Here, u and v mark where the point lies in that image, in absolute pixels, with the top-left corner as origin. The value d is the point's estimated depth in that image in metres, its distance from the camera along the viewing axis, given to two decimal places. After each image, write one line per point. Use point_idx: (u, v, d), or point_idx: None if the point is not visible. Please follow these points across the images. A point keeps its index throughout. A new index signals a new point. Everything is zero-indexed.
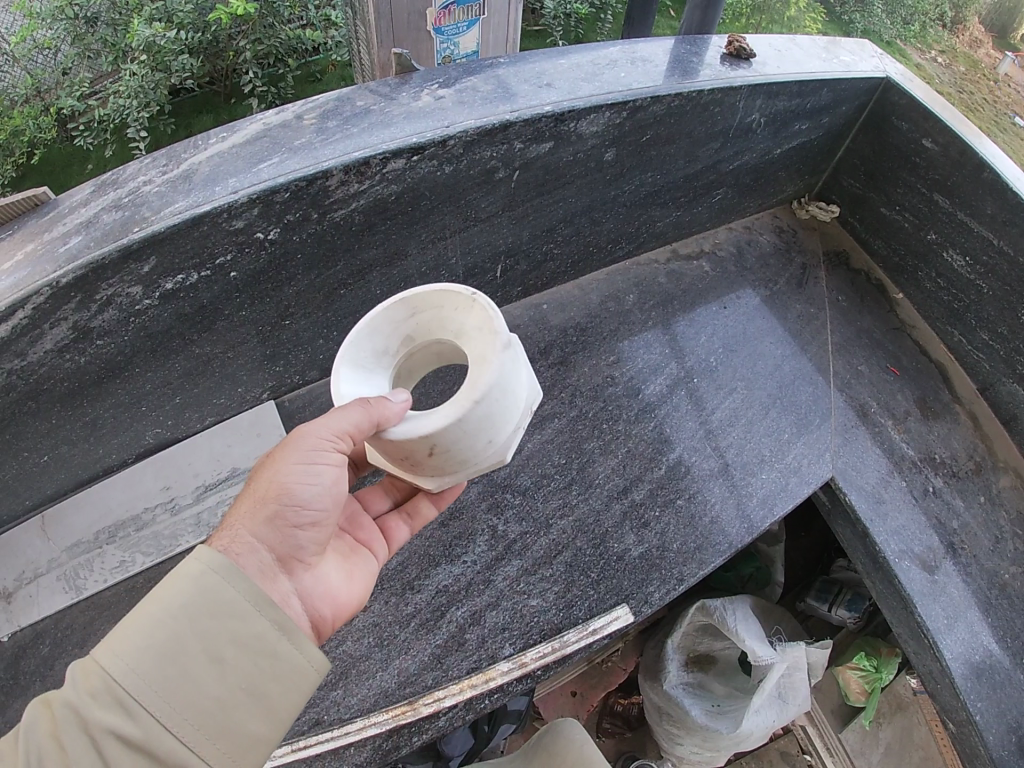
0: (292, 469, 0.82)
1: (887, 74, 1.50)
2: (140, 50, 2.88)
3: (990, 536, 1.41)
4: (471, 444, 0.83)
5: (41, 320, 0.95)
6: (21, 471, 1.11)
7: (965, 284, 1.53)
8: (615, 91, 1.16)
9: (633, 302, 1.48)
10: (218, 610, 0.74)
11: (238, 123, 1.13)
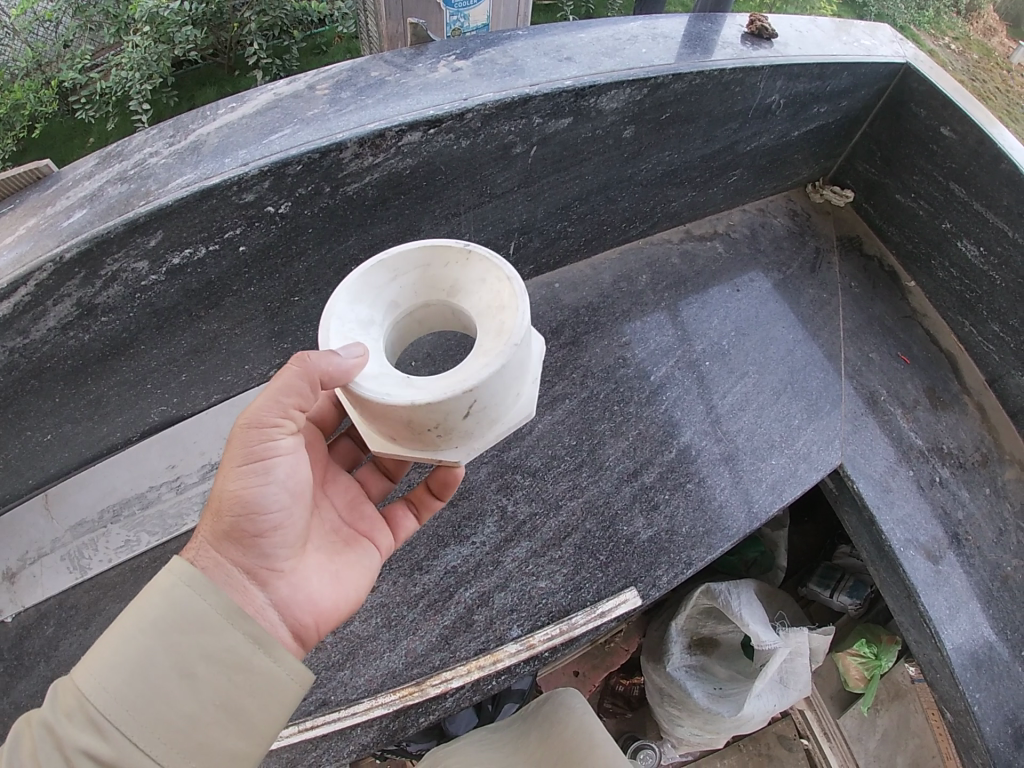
0: (244, 478, 0.79)
1: (907, 59, 1.48)
2: (144, 21, 2.84)
3: (995, 528, 1.41)
4: (505, 393, 0.79)
5: (44, 297, 0.93)
6: (25, 449, 1.09)
7: (977, 274, 1.52)
8: (636, 67, 1.13)
9: (646, 283, 1.46)
10: (189, 625, 0.73)
11: (249, 93, 1.11)
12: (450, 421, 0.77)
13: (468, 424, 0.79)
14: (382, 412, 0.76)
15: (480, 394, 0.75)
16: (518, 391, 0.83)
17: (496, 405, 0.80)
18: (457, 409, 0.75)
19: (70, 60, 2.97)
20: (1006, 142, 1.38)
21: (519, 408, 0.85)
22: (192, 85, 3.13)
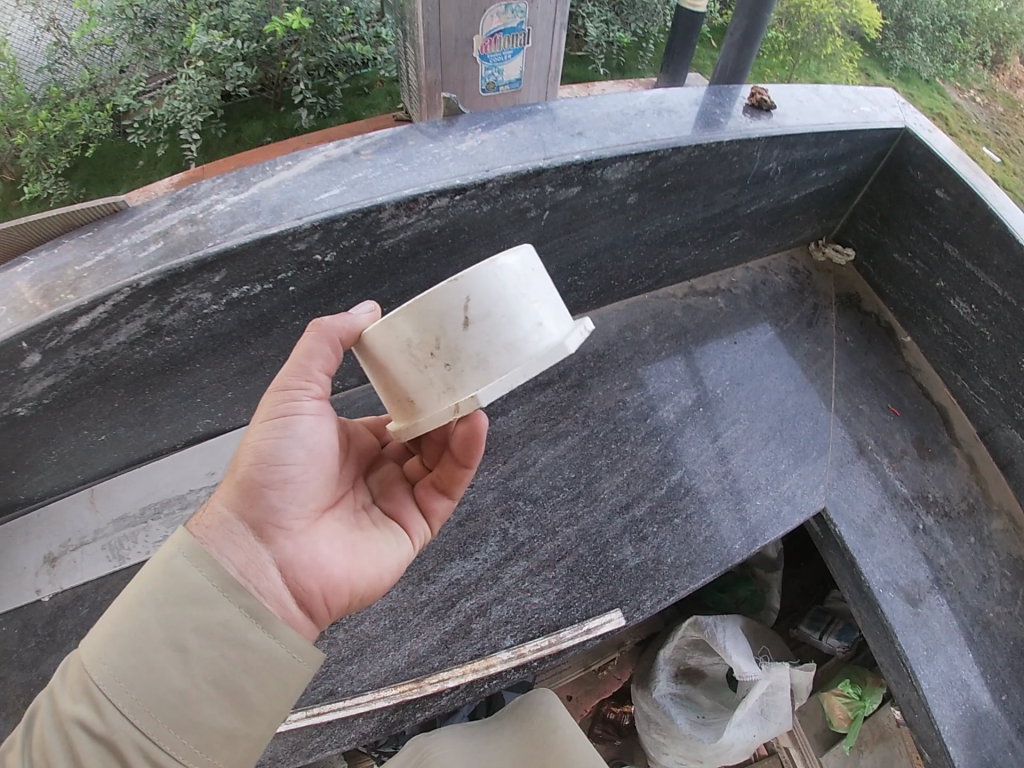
0: (256, 438, 0.88)
1: (905, 124, 1.59)
2: (197, 56, 3.02)
3: (978, 575, 1.49)
4: (502, 312, 0.82)
5: (119, 316, 1.07)
6: (81, 445, 1.24)
7: (969, 331, 1.62)
8: (640, 142, 1.28)
9: (649, 333, 1.59)
10: (185, 597, 0.79)
11: (302, 152, 1.24)
12: (448, 333, 0.82)
13: (471, 341, 0.82)
14: (393, 346, 0.87)
15: (468, 289, 0.81)
16: (538, 325, 0.84)
17: (501, 327, 0.83)
18: (446, 308, 0.81)
19: (125, 86, 3.16)
20: (994, 201, 1.48)
21: (545, 349, 0.84)
22: (239, 118, 3.34)
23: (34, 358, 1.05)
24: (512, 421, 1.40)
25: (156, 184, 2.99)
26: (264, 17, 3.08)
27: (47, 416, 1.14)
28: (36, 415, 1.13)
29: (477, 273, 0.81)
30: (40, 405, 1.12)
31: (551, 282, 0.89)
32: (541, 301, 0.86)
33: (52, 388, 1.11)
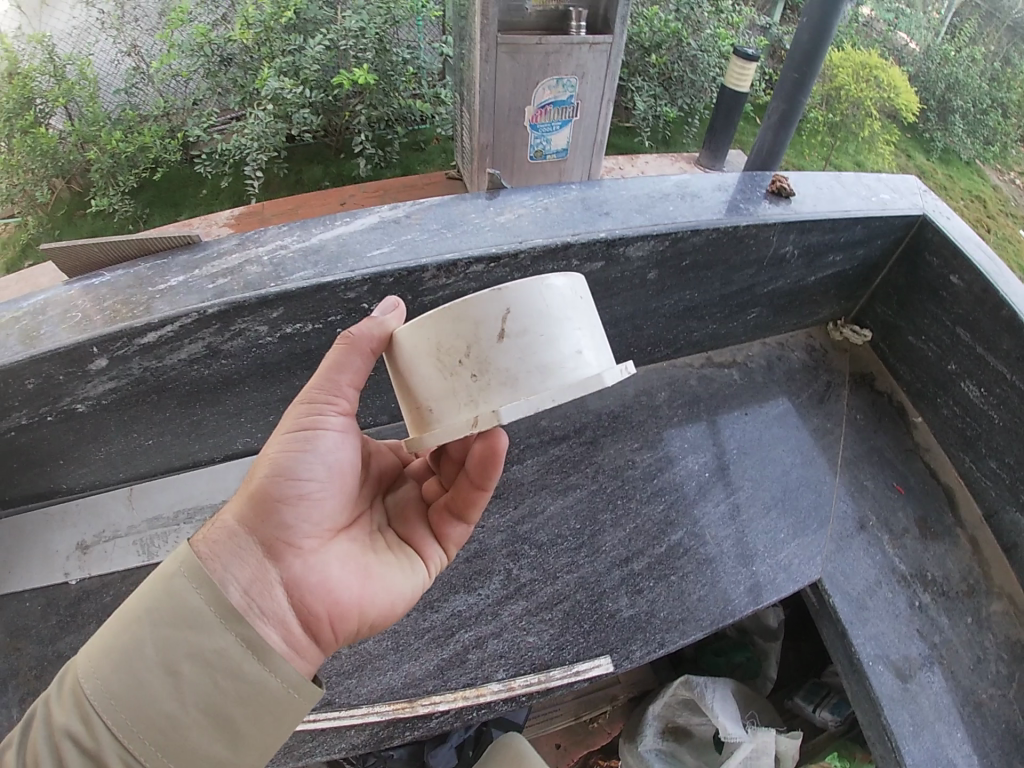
0: (274, 455, 0.91)
1: (924, 212, 1.68)
2: (268, 100, 3.20)
3: (972, 655, 1.50)
4: (538, 330, 0.85)
5: (183, 336, 1.20)
6: (128, 446, 1.37)
7: (979, 413, 1.67)
8: (661, 224, 1.38)
9: (664, 399, 1.70)
10: (183, 620, 0.80)
11: (358, 212, 1.39)
12: (481, 341, 0.85)
13: (503, 353, 0.84)
14: (423, 350, 0.89)
15: (510, 301, 0.85)
16: (574, 353, 0.87)
17: (536, 346, 0.85)
18: (485, 317, 0.84)
19: (196, 119, 3.38)
20: (1006, 290, 1.54)
21: (578, 378, 0.86)
22: (302, 161, 3.61)
23: (101, 362, 1.18)
24: (527, 470, 1.50)
25: (218, 215, 3.20)
26: (333, 68, 3.29)
27: (103, 414, 1.28)
28: (93, 412, 1.26)
29: (522, 287, 0.86)
30: (98, 404, 1.25)
31: (592, 320, 0.93)
32: (579, 332, 0.89)
33: (112, 390, 1.24)
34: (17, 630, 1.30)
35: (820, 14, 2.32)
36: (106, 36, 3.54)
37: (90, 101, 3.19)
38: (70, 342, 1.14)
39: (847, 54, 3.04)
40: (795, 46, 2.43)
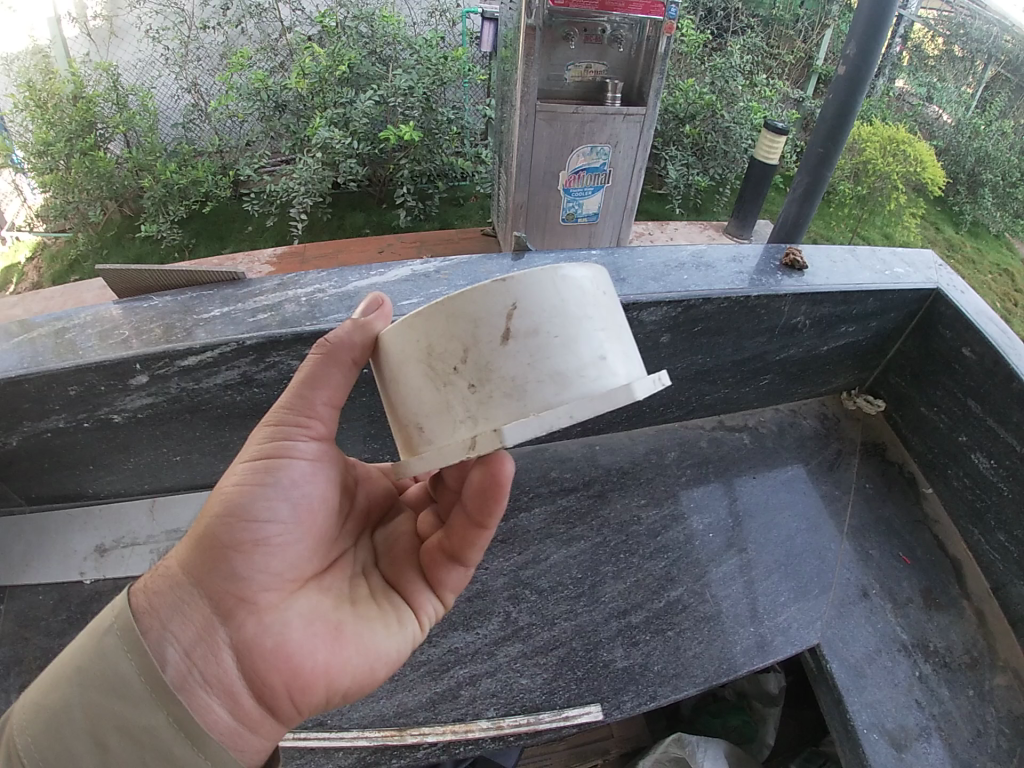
0: (231, 496, 0.85)
1: (938, 286, 1.73)
2: (317, 148, 3.32)
3: (972, 728, 1.44)
4: (550, 333, 0.77)
5: (221, 363, 1.30)
6: (156, 458, 1.47)
7: (988, 485, 1.68)
8: (676, 292, 1.46)
9: (673, 458, 1.76)
10: (111, 687, 0.74)
11: (392, 264, 1.51)
12: (482, 345, 0.76)
13: (507, 357, 0.76)
14: (416, 357, 0.82)
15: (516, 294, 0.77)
16: (599, 358, 0.78)
17: (548, 350, 0.76)
18: (487, 313, 0.76)
19: (248, 160, 3.56)
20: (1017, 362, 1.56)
21: (599, 388, 0.76)
22: (346, 207, 3.82)
23: (142, 377, 1.28)
24: (534, 519, 1.56)
25: (262, 252, 3.37)
26: (382, 124, 3.41)
27: (138, 427, 1.38)
28: (128, 424, 1.37)
29: (531, 278, 0.77)
30: (133, 417, 1.35)
31: (618, 320, 0.84)
32: (603, 333, 0.80)
33: (148, 405, 1.34)
34: (28, 620, 1.40)
35: (845, 94, 2.41)
36: (168, 72, 3.82)
37: (147, 131, 3.51)
38: (116, 358, 1.24)
39: (875, 126, 3.14)
40: (821, 121, 2.52)
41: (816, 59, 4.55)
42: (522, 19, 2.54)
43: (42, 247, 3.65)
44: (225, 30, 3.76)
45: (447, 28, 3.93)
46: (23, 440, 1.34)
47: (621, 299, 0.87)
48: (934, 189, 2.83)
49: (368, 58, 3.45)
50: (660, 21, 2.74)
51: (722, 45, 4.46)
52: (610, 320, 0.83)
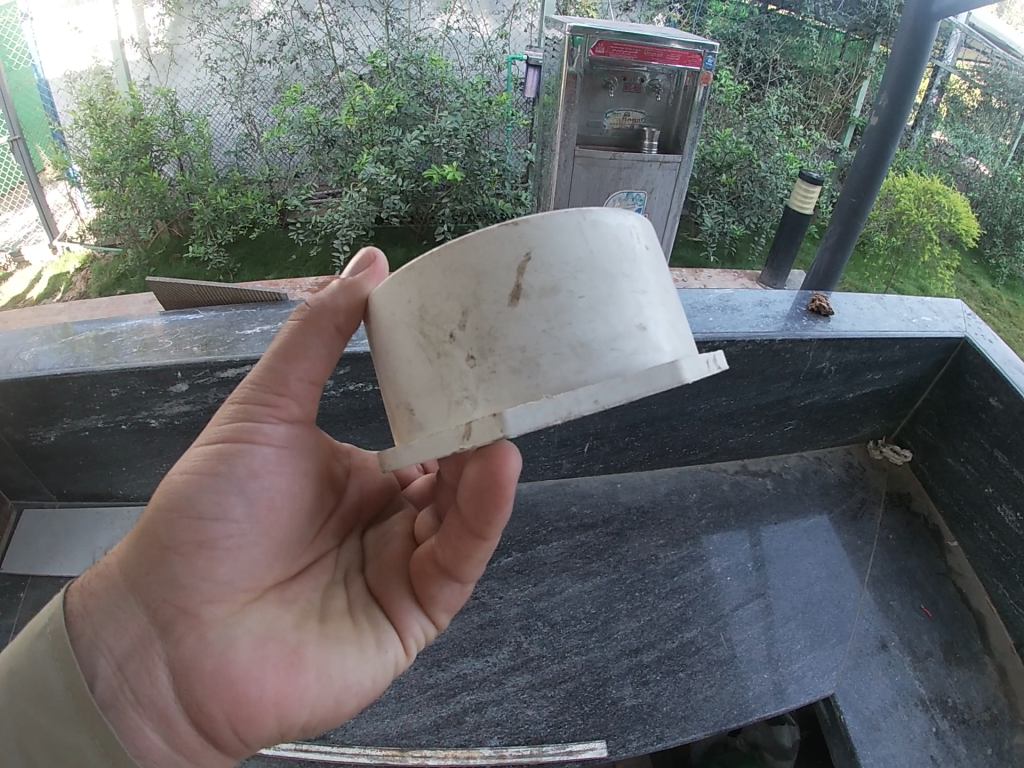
0: (179, 496, 0.86)
1: (966, 335, 1.73)
2: (363, 183, 3.44)
3: None
4: (580, 301, 0.75)
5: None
6: None
7: (1014, 538, 1.66)
8: (700, 331, 1.48)
9: (694, 499, 1.77)
10: (39, 698, 0.75)
11: None
12: (489, 310, 0.75)
13: (519, 322, 0.75)
14: (414, 322, 0.81)
15: (531, 248, 0.76)
16: (630, 324, 0.77)
17: (571, 318, 0.75)
18: (497, 270, 0.76)
19: (295, 189, 3.67)
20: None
21: (636, 366, 0.76)
22: (386, 241, 3.95)
23: (182, 385, 1.35)
24: (551, 551, 1.58)
25: (303, 280, 3.47)
26: (427, 162, 3.55)
27: (173, 434, 1.44)
28: (164, 430, 1.43)
29: (553, 233, 0.77)
30: (169, 424, 1.41)
31: (657, 286, 0.83)
32: (634, 298, 0.79)
33: (185, 413, 1.40)
34: None
35: (878, 144, 2.44)
36: (225, 101, 3.99)
37: (201, 157, 3.66)
38: (158, 364, 1.31)
39: (912, 178, 3.15)
40: (854, 171, 2.54)
41: (854, 109, 4.60)
42: (564, 67, 2.64)
43: (92, 260, 3.79)
44: (280, 65, 3.91)
45: (492, 72, 4.06)
46: (60, 437, 1.41)
47: (663, 264, 0.86)
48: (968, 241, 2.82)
49: (415, 99, 3.57)
50: (697, 71, 2.81)
51: (760, 95, 4.54)
52: (646, 280, 0.82)
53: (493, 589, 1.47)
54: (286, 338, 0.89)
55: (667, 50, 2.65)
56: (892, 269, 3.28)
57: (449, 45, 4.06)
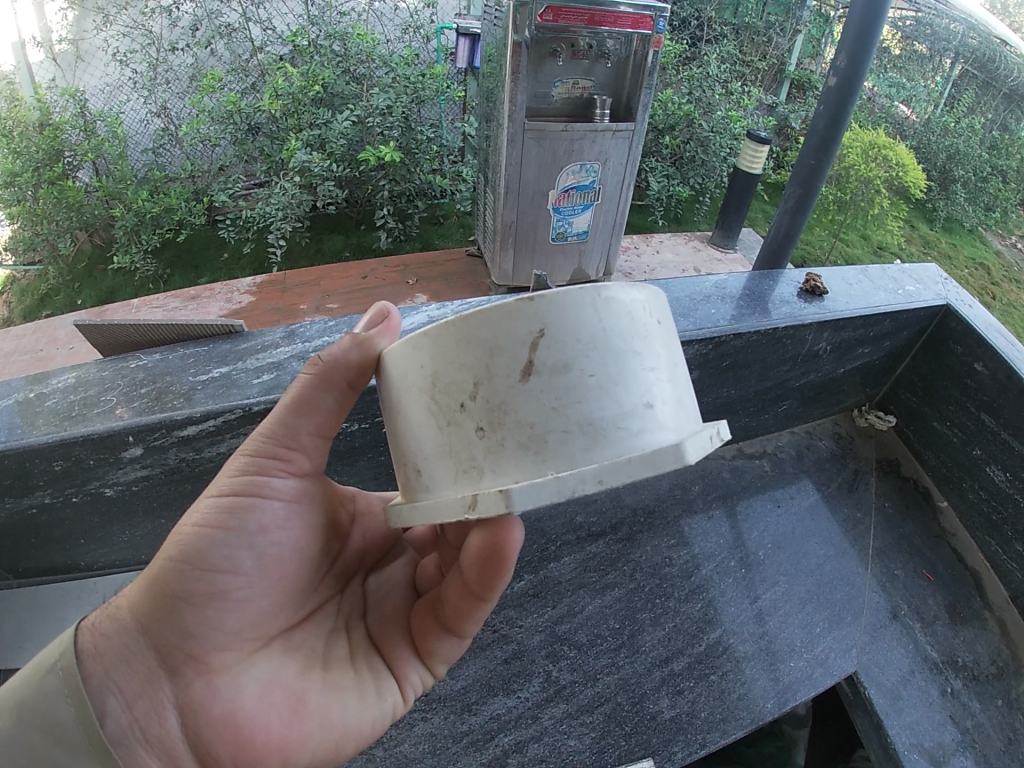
0: (187, 537, 0.79)
1: (947, 302, 1.74)
2: (294, 171, 3.23)
3: (1004, 736, 1.44)
4: (590, 385, 0.68)
5: (225, 431, 1.14)
6: (154, 530, 1.29)
7: (1004, 497, 1.68)
8: (705, 328, 1.41)
9: (698, 491, 1.75)
10: (48, 731, 0.68)
11: (406, 310, 1.39)
12: (495, 380, 0.69)
13: (528, 397, 0.68)
14: (420, 385, 0.75)
15: (546, 322, 0.68)
16: (638, 402, 0.70)
17: (579, 395, 0.68)
18: (509, 342, 0.68)
19: (222, 184, 3.47)
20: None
21: (639, 445, 0.69)
22: (323, 230, 3.78)
23: (135, 450, 1.11)
24: (565, 569, 1.51)
25: (240, 281, 3.29)
26: (362, 143, 3.39)
27: (132, 500, 1.21)
28: (120, 497, 1.19)
29: (568, 304, 0.69)
30: (127, 490, 1.18)
31: (666, 358, 0.76)
32: (644, 373, 0.72)
33: (143, 477, 1.17)
34: None
35: (836, 105, 2.41)
36: (138, 96, 3.72)
37: (118, 158, 3.37)
38: (104, 430, 1.06)
39: (856, 132, 3.17)
40: (811, 133, 2.51)
41: (788, 63, 4.65)
42: (510, 36, 2.51)
43: (11, 281, 3.52)
44: (195, 51, 3.66)
45: (420, 43, 3.87)
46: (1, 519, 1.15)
47: (674, 330, 0.78)
48: (916, 193, 2.91)
49: (342, 78, 3.39)
50: (648, 34, 2.73)
51: (696, 54, 4.49)
52: (656, 352, 0.75)
53: (511, 618, 1.40)
54: (299, 391, 0.83)
55: (616, 17, 2.56)
56: (842, 219, 3.30)
57: (373, 18, 3.86)
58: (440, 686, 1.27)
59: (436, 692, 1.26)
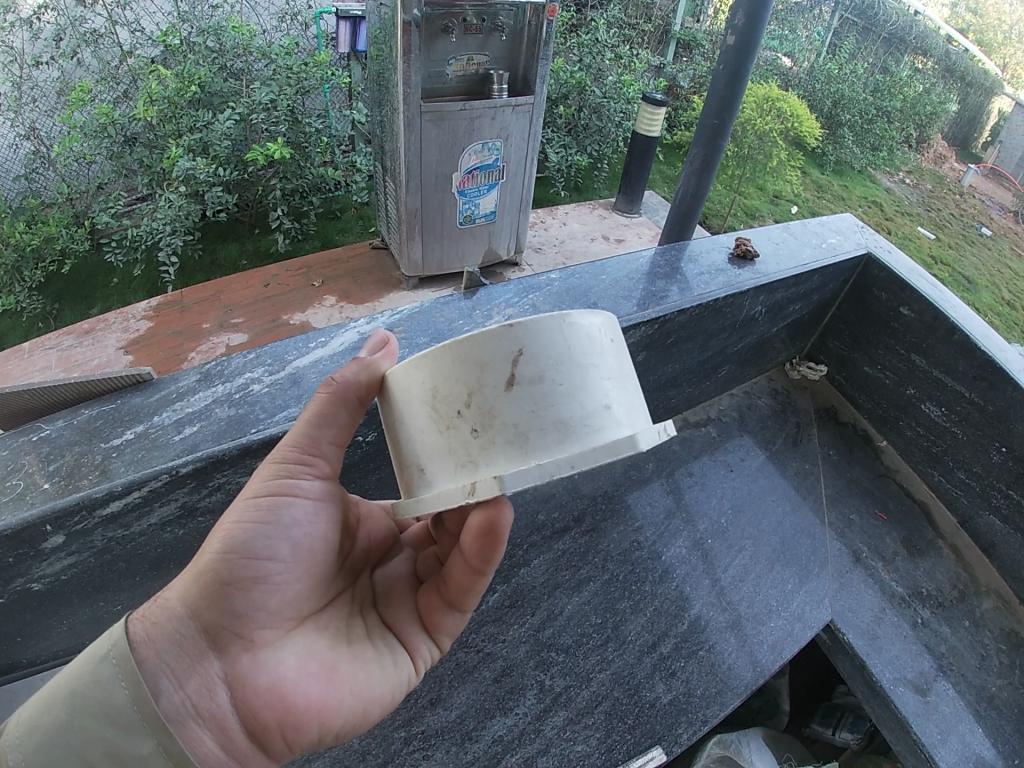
0: (225, 526, 0.76)
1: (868, 251, 1.76)
2: (178, 180, 3.02)
3: (976, 655, 1.50)
4: (561, 389, 0.68)
5: (154, 498, 1.00)
6: (92, 614, 1.14)
7: (941, 430, 1.73)
8: (648, 309, 1.37)
9: (653, 468, 1.73)
10: (104, 714, 0.66)
11: (331, 328, 1.27)
12: (484, 389, 0.68)
13: (510, 403, 0.67)
14: (411, 403, 0.74)
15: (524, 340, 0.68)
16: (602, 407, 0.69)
17: (553, 398, 0.67)
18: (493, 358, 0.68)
19: (102, 202, 3.22)
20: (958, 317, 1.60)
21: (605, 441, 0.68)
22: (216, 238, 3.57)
23: (56, 539, 0.95)
24: (536, 571, 1.46)
25: (135, 306, 3.07)
26: (249, 143, 3.21)
27: (61, 590, 1.05)
28: (49, 589, 1.03)
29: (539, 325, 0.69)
30: (56, 580, 1.02)
31: (626, 372, 0.76)
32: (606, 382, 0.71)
33: (71, 565, 1.02)
34: None
35: (736, 63, 2.40)
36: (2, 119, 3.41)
37: None
38: (16, 524, 0.89)
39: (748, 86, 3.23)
40: (712, 92, 2.51)
41: (674, 23, 4.69)
42: (398, 15, 2.39)
43: None
44: (60, 63, 3.37)
45: (299, 32, 3.70)
46: None
47: (628, 349, 0.78)
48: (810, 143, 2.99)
49: (218, 75, 3.19)
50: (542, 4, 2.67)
51: (583, 20, 4.43)
52: (619, 366, 0.75)
53: (493, 633, 1.34)
54: (317, 406, 0.80)
55: None
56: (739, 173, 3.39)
57: (246, 9, 3.64)
58: (434, 718, 1.20)
59: (432, 726, 1.19)
